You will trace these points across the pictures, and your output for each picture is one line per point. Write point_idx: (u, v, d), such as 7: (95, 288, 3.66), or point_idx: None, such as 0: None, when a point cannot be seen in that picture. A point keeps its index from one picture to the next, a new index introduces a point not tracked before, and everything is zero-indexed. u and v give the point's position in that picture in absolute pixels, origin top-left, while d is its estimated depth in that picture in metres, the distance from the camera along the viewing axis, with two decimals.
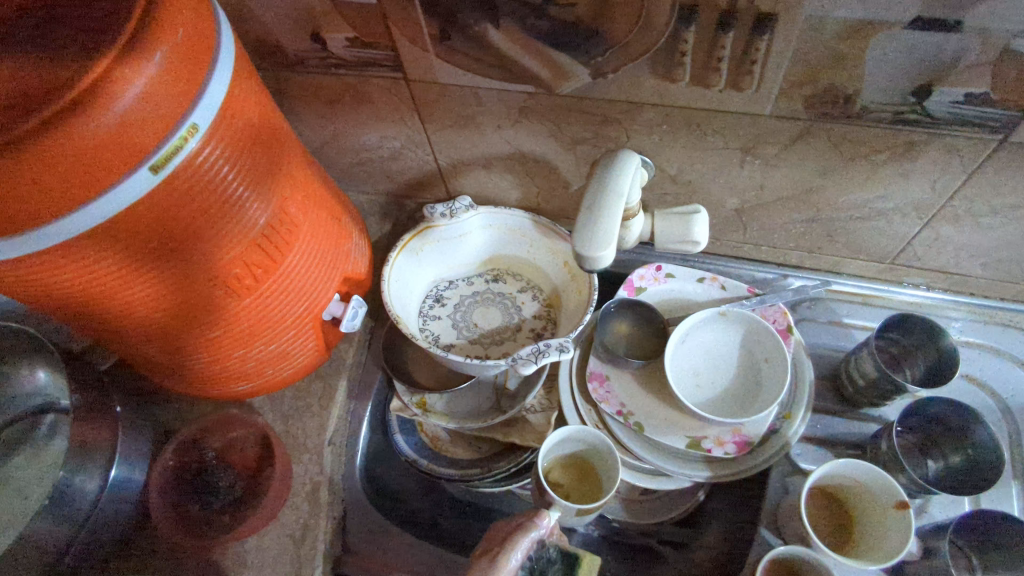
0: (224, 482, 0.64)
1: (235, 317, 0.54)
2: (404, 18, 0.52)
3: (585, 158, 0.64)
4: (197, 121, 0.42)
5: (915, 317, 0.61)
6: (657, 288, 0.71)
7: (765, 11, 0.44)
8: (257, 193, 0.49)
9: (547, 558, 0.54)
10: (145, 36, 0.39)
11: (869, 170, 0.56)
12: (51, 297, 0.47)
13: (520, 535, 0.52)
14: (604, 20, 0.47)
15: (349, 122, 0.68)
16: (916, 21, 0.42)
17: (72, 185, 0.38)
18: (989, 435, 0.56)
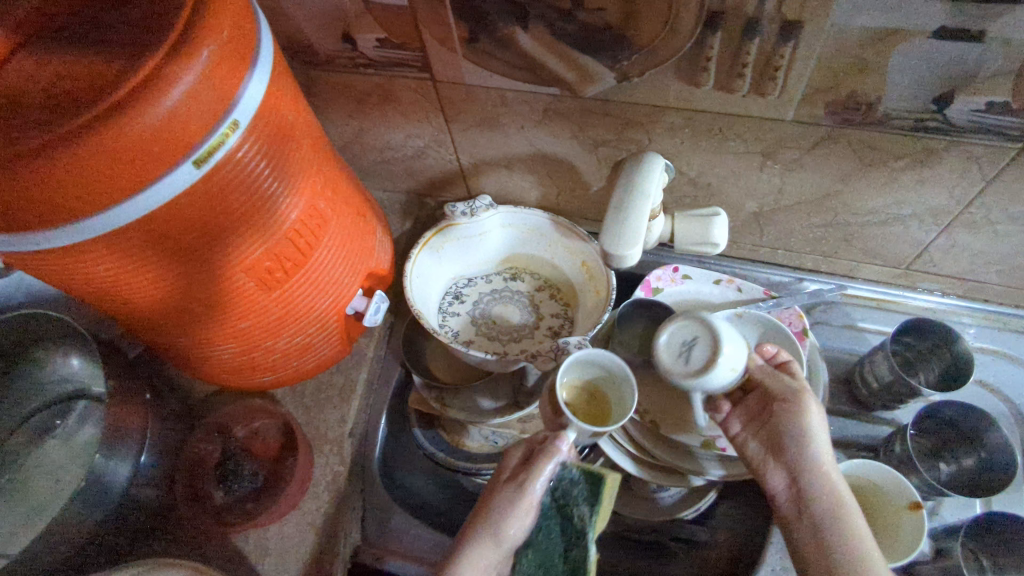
0: (247, 469, 0.64)
1: (264, 309, 0.55)
2: (434, 20, 0.53)
3: (607, 159, 0.65)
4: (238, 117, 0.43)
5: (930, 322, 0.62)
6: (674, 289, 0.72)
7: (791, 18, 0.45)
8: (291, 188, 0.50)
9: (570, 479, 0.49)
10: (194, 35, 0.40)
11: (889, 176, 0.56)
12: (91, 287, 0.48)
13: (541, 462, 0.48)
14: (631, 26, 0.49)
15: (375, 120, 0.70)
16: (940, 31, 0.43)
17: (120, 178, 0.40)
18: (1003, 441, 0.56)
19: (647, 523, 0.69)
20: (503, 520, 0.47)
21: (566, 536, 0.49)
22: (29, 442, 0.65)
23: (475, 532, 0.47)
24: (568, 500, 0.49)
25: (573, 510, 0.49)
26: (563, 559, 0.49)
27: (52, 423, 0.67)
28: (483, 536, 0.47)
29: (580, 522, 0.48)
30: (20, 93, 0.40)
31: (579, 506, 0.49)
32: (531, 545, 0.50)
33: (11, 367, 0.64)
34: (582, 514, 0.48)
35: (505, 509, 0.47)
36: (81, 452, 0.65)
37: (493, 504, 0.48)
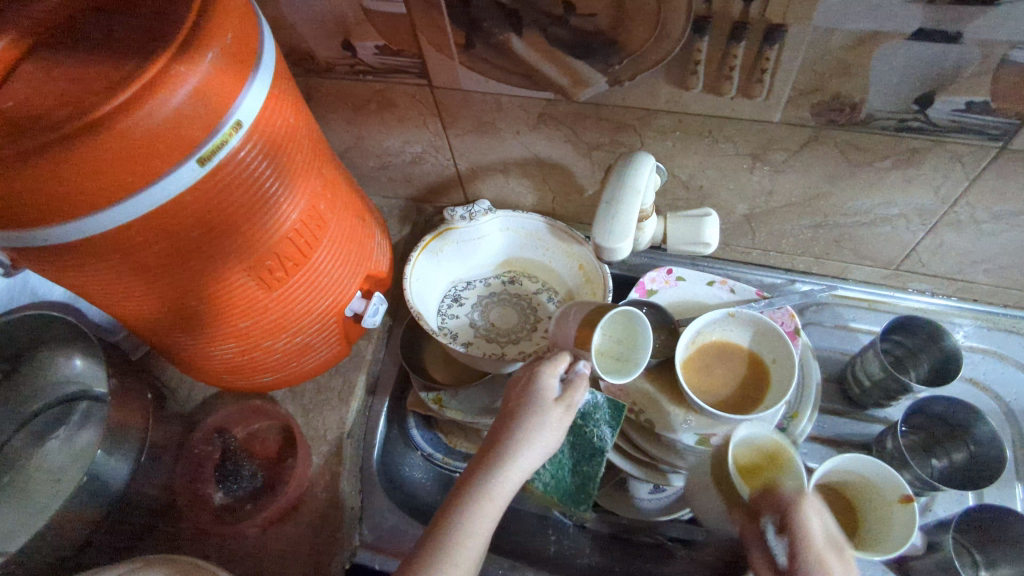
0: (247, 469, 0.65)
1: (265, 308, 0.56)
2: (431, 27, 0.55)
3: (600, 163, 0.66)
4: (240, 118, 0.45)
5: (918, 319, 0.63)
6: (668, 291, 0.73)
7: (776, 22, 0.46)
8: (291, 189, 0.52)
9: None
10: (198, 38, 0.42)
11: (875, 177, 0.58)
12: (95, 285, 0.49)
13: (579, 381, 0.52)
14: (622, 31, 0.50)
15: (374, 127, 0.71)
16: (919, 33, 0.44)
17: (126, 174, 0.41)
18: (991, 433, 0.58)
19: (644, 523, 0.70)
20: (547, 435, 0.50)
21: (576, 453, 0.63)
22: (30, 443, 0.66)
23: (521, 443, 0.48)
24: (590, 422, 0.64)
25: (594, 431, 0.63)
26: (573, 473, 0.63)
27: (54, 426, 0.67)
28: (527, 448, 0.49)
29: (597, 438, 0.63)
30: (27, 91, 0.41)
31: (601, 428, 0.63)
32: (552, 456, 0.64)
33: (16, 368, 0.65)
34: (601, 435, 0.62)
35: (550, 426, 0.50)
36: (81, 453, 0.66)
37: (537, 420, 0.49)
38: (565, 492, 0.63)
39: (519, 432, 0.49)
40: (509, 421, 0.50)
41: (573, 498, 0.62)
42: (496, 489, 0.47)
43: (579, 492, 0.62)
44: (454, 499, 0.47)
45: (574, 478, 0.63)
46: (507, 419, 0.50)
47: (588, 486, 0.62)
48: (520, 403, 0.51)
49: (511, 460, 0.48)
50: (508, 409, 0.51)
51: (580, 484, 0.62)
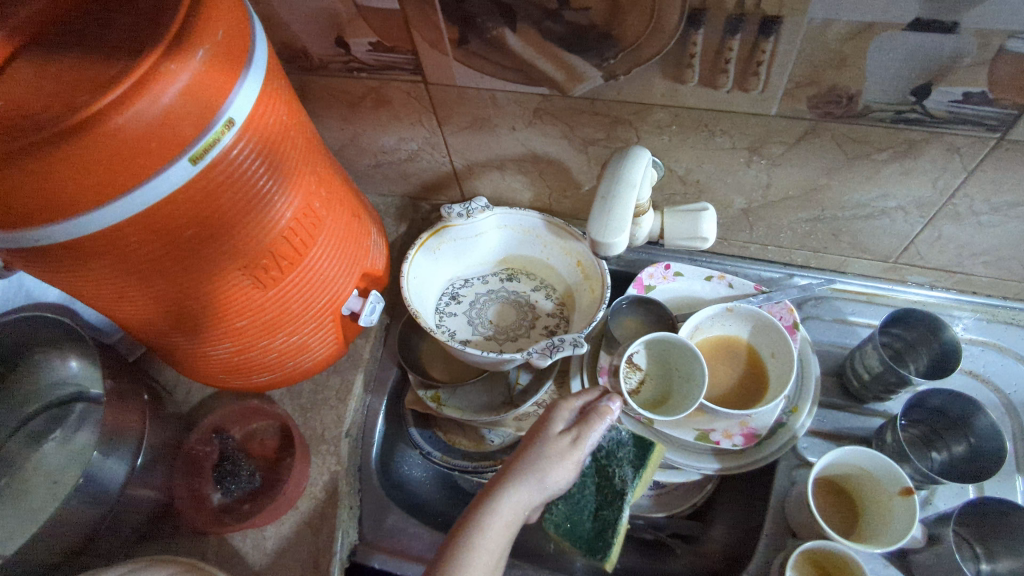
0: (247, 469, 0.66)
1: (261, 308, 0.56)
2: (425, 23, 0.55)
3: (597, 158, 0.66)
4: (232, 116, 0.44)
5: (917, 312, 0.63)
6: (666, 287, 0.73)
7: (771, 13, 0.46)
8: (284, 187, 0.51)
9: (617, 440, 0.59)
10: (189, 34, 0.41)
11: (873, 169, 0.58)
12: (92, 287, 0.49)
13: (595, 419, 0.52)
14: (616, 24, 0.50)
15: (369, 125, 0.71)
16: (916, 22, 0.44)
17: (118, 174, 0.40)
18: (992, 425, 0.57)
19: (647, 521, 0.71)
20: (553, 465, 0.49)
21: (599, 497, 0.57)
22: (25, 445, 0.66)
23: (522, 471, 0.49)
24: (614, 461, 0.58)
25: (616, 471, 0.57)
26: (592, 518, 0.57)
27: (49, 428, 0.67)
28: (529, 475, 0.48)
29: (618, 481, 0.57)
30: (16, 90, 0.40)
31: (622, 469, 0.57)
32: (567, 496, 0.58)
33: (10, 370, 0.65)
34: (623, 477, 0.57)
35: (556, 457, 0.50)
36: (77, 455, 0.65)
37: (540, 450, 0.50)
38: (581, 538, 0.56)
39: (521, 462, 0.49)
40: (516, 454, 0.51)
41: (589, 543, 0.56)
42: (495, 513, 0.46)
43: (597, 540, 0.55)
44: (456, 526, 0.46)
45: (593, 522, 0.57)
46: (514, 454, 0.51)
47: (607, 533, 0.55)
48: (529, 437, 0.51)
49: (511, 490, 0.47)
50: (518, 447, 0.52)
51: (598, 530, 0.56)
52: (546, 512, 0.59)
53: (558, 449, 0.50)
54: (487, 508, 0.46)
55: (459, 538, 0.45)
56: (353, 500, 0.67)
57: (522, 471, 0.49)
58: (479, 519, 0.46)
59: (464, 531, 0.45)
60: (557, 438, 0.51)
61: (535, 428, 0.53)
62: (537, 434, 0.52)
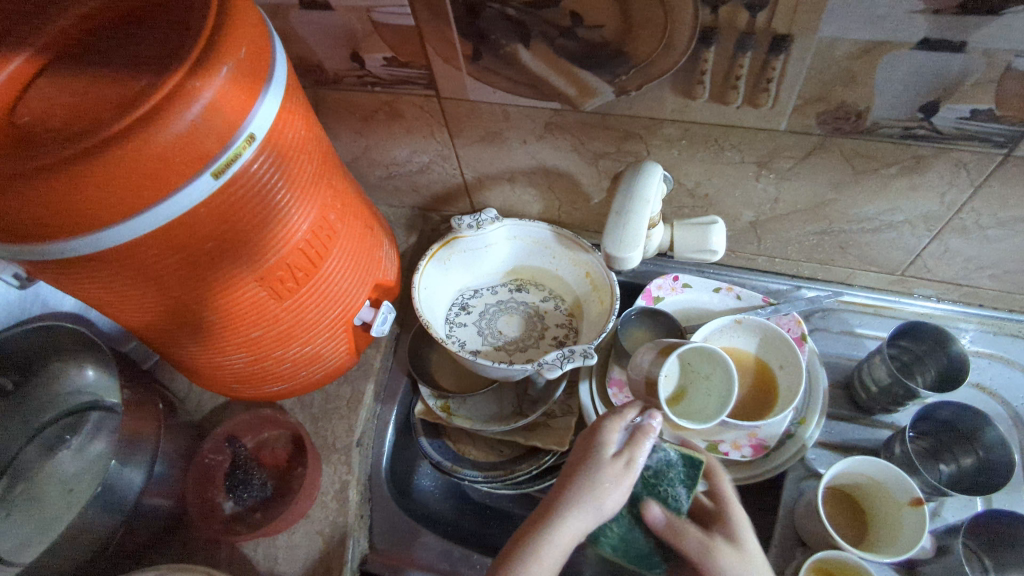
0: (258, 478, 0.66)
1: (276, 318, 0.56)
2: (440, 39, 0.56)
3: (607, 171, 0.67)
4: (253, 132, 0.45)
5: (926, 325, 0.64)
6: (674, 298, 0.74)
7: (781, 32, 0.47)
8: (301, 200, 0.52)
9: (666, 461, 0.52)
10: (213, 52, 0.42)
11: (881, 184, 0.58)
12: (112, 298, 0.50)
13: (644, 440, 0.50)
14: (628, 41, 0.51)
15: (382, 137, 0.72)
16: (924, 42, 0.45)
17: (143, 189, 0.41)
18: (1000, 438, 0.58)
19: None
20: (609, 494, 0.48)
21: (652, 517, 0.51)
22: (41, 454, 0.67)
23: (578, 504, 0.47)
24: (664, 480, 0.51)
25: (669, 491, 0.50)
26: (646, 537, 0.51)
27: (63, 437, 0.68)
28: (585, 507, 0.47)
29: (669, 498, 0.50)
30: (44, 107, 0.41)
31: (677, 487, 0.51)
32: (618, 516, 0.51)
33: (25, 380, 0.65)
34: (678, 496, 0.50)
35: (612, 485, 0.48)
36: (93, 463, 0.66)
37: (595, 476, 0.48)
38: (637, 556, 0.51)
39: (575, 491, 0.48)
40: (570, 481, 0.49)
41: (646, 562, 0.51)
42: (550, 549, 0.45)
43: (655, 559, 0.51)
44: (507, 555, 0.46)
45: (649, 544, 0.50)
46: (567, 480, 0.49)
47: (666, 553, 0.50)
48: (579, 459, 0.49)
49: (564, 520, 0.46)
50: (567, 466, 0.50)
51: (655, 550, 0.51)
52: (599, 534, 0.51)
53: (613, 475, 0.48)
54: (539, 539, 0.46)
55: (512, 575, 0.44)
56: (363, 510, 0.68)
57: (580, 507, 0.47)
58: (534, 558, 0.45)
59: (517, 567, 0.44)
60: (612, 463, 0.49)
61: (588, 447, 0.51)
62: (589, 454, 0.50)
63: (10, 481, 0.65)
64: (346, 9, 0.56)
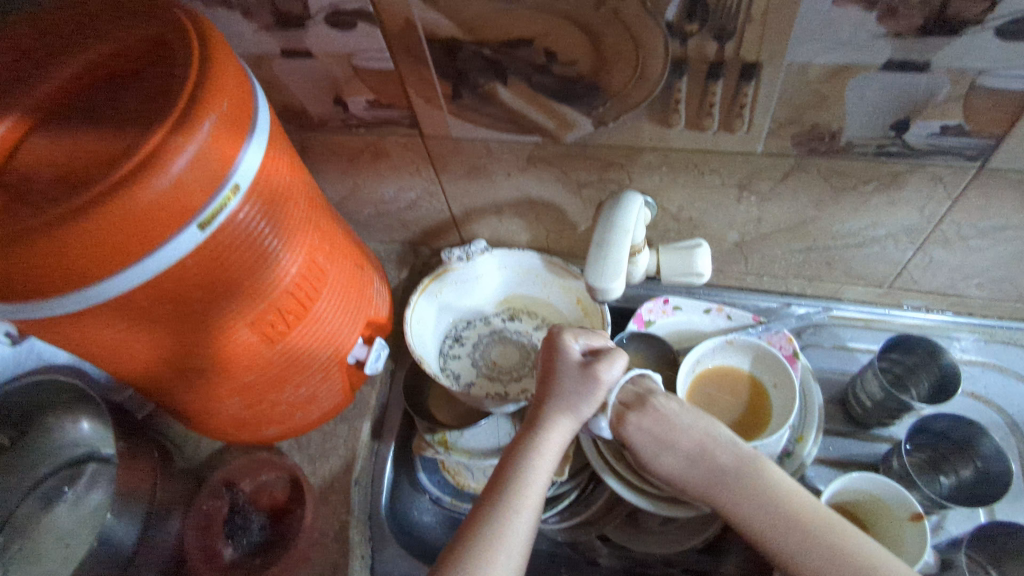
0: (256, 522, 0.67)
1: (269, 361, 0.57)
2: (420, 81, 0.57)
3: (591, 200, 0.68)
4: (238, 182, 0.46)
5: (915, 337, 0.64)
6: (665, 320, 0.74)
7: (750, 60, 0.48)
8: (288, 244, 0.53)
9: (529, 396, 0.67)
10: (196, 107, 0.43)
11: (860, 201, 0.59)
12: (107, 351, 0.50)
13: (609, 361, 0.58)
14: (602, 75, 0.52)
15: (368, 177, 0.73)
16: (889, 64, 0.46)
17: (132, 242, 0.42)
18: (996, 448, 0.58)
19: (659, 557, 0.69)
20: (576, 408, 0.57)
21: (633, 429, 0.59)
22: (38, 508, 0.67)
23: (547, 428, 0.56)
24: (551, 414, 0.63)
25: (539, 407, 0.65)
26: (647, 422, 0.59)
27: (61, 489, 0.68)
28: (558, 428, 0.56)
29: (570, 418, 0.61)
30: (33, 169, 0.42)
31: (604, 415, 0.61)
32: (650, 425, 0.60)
33: (21, 435, 0.65)
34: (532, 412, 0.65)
35: (577, 395, 0.57)
36: (91, 515, 0.66)
37: (562, 393, 0.57)
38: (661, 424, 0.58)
39: (544, 414, 0.56)
40: (539, 414, 0.57)
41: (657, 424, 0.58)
42: (528, 472, 0.53)
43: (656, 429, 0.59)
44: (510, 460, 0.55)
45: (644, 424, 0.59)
46: (536, 417, 0.57)
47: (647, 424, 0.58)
48: (551, 376, 0.58)
49: (544, 433, 0.56)
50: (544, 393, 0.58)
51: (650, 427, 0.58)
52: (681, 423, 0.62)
53: (579, 392, 0.57)
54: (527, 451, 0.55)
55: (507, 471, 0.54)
56: (365, 549, 0.68)
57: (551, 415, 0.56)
58: (520, 481, 0.53)
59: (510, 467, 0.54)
60: (580, 380, 0.57)
61: (547, 367, 0.59)
62: (549, 376, 0.58)
63: (9, 536, 0.65)
64: (327, 55, 0.57)
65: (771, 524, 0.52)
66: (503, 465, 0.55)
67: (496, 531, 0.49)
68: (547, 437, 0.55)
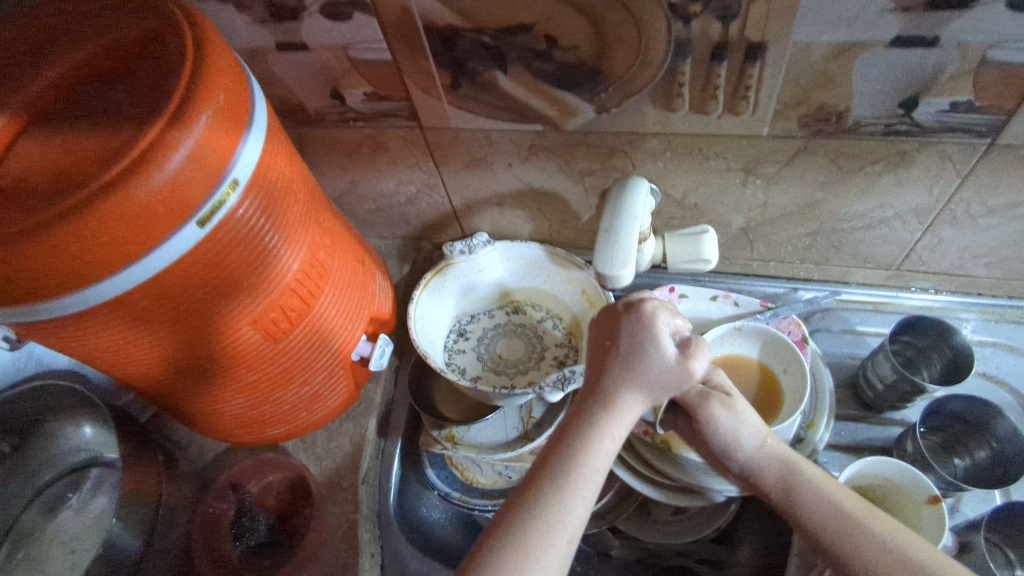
0: (263, 523, 0.67)
1: (272, 360, 0.56)
2: (419, 71, 0.56)
3: (594, 189, 0.67)
4: (236, 177, 0.45)
5: (926, 319, 0.63)
6: (672, 309, 0.73)
7: (755, 40, 0.47)
8: (290, 241, 0.52)
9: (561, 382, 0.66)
10: (191, 100, 0.42)
11: (868, 182, 0.58)
12: (106, 350, 0.49)
13: (699, 358, 0.54)
14: (605, 59, 0.51)
15: (367, 171, 0.72)
16: (897, 40, 0.45)
17: (130, 240, 0.41)
18: (1013, 427, 0.57)
19: (670, 547, 0.68)
20: (656, 393, 0.53)
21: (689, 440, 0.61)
22: (42, 516, 0.66)
23: (623, 408, 0.51)
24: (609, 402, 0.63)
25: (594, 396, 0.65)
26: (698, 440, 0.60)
27: (65, 495, 0.67)
28: (632, 409, 0.52)
29: None
30: (26, 168, 0.41)
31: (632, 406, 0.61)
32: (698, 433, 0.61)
33: (23, 442, 0.65)
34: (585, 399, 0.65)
35: (659, 383, 0.53)
36: (96, 521, 0.65)
37: (649, 376, 0.52)
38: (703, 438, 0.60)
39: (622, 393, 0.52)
40: (615, 390, 0.52)
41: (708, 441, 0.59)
42: (597, 454, 0.49)
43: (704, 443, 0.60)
44: (580, 432, 0.50)
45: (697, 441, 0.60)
46: (608, 393, 0.52)
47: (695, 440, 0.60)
48: (636, 352, 0.53)
49: (619, 414, 0.51)
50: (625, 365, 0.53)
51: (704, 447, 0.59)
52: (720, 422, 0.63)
53: (667, 381, 0.53)
54: (600, 430, 0.50)
55: (575, 447, 0.49)
56: (374, 548, 0.67)
57: (631, 396, 0.52)
58: (590, 463, 0.48)
59: (579, 444, 0.49)
60: (673, 370, 0.53)
61: (634, 340, 0.53)
62: (635, 351, 0.53)
63: (13, 545, 0.64)
64: (323, 47, 0.56)
65: (841, 524, 0.50)
66: (568, 434, 0.50)
67: (559, 516, 0.45)
68: (619, 419, 0.51)
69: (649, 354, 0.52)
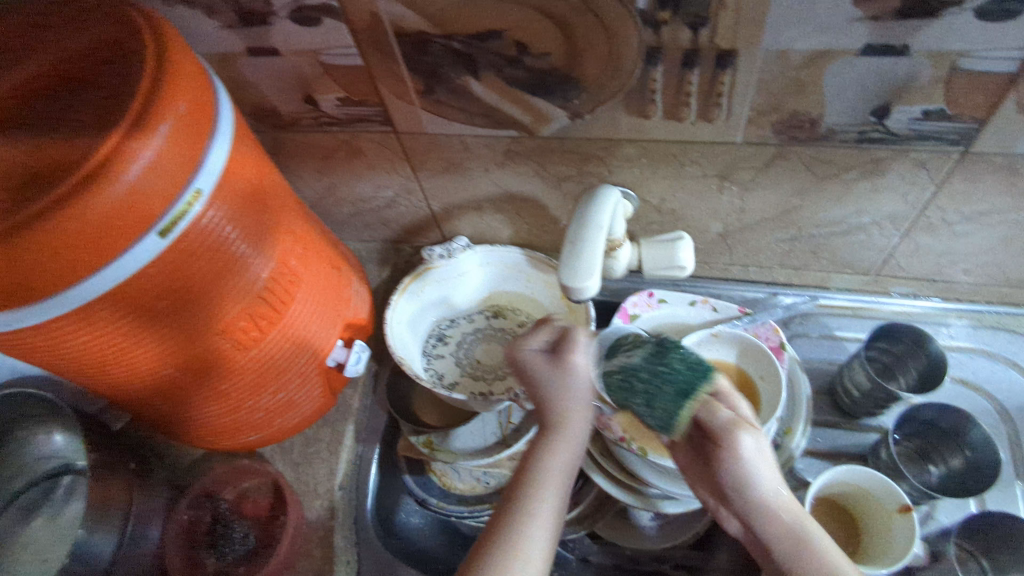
0: (239, 530, 0.66)
1: (242, 369, 0.55)
2: (391, 78, 0.56)
3: (572, 194, 0.67)
4: (200, 186, 0.45)
5: (901, 326, 0.63)
6: (651, 314, 0.72)
7: (725, 48, 0.47)
8: (258, 248, 0.51)
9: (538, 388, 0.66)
10: (151, 110, 0.41)
11: (843, 188, 0.58)
12: (72, 361, 0.49)
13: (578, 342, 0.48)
14: (576, 65, 0.51)
15: (344, 175, 0.72)
16: (868, 48, 0.45)
17: (89, 252, 0.41)
18: (984, 436, 0.58)
19: (648, 553, 0.69)
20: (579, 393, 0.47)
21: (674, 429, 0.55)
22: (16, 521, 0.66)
23: (556, 427, 0.46)
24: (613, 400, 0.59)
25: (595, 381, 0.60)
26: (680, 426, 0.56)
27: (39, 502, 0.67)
28: (567, 419, 0.47)
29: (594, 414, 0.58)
30: None
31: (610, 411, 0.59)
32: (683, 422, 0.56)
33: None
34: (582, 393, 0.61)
35: (570, 384, 0.47)
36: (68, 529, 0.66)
37: (552, 389, 0.47)
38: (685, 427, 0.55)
39: (552, 413, 0.47)
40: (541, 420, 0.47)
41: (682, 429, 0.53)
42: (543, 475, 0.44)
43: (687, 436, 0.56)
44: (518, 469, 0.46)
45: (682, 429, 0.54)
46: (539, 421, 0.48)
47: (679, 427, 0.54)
48: (532, 376, 0.48)
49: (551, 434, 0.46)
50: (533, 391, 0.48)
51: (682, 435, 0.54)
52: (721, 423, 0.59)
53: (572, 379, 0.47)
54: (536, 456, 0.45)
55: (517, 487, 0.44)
56: (350, 554, 0.67)
57: (555, 414, 0.47)
58: (533, 487, 0.44)
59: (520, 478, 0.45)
60: (563, 368, 0.47)
61: (525, 369, 0.49)
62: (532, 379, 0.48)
63: None
64: (294, 53, 0.55)
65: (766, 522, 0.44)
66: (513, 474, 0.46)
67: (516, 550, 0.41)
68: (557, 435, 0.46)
69: (539, 375, 0.48)
